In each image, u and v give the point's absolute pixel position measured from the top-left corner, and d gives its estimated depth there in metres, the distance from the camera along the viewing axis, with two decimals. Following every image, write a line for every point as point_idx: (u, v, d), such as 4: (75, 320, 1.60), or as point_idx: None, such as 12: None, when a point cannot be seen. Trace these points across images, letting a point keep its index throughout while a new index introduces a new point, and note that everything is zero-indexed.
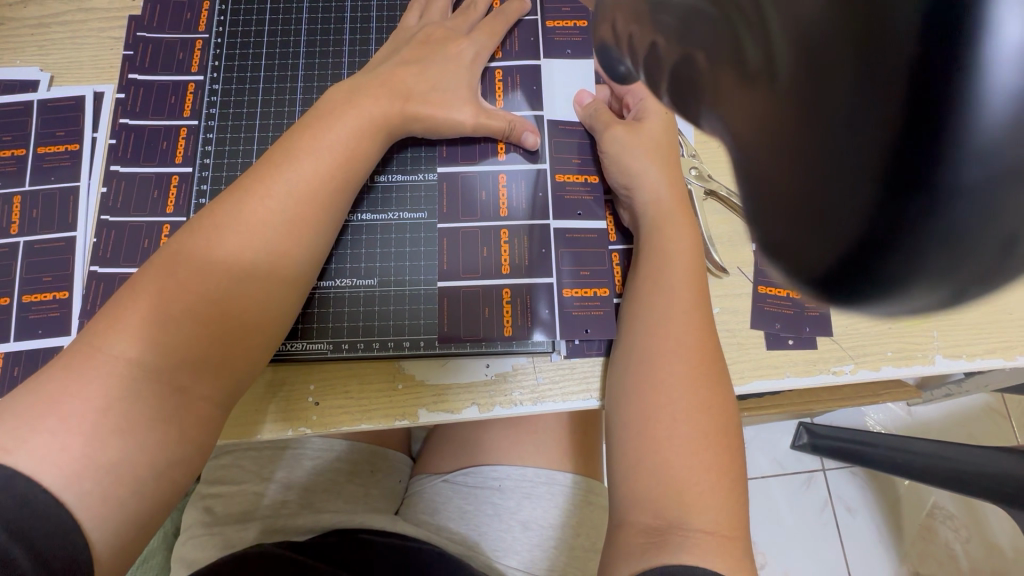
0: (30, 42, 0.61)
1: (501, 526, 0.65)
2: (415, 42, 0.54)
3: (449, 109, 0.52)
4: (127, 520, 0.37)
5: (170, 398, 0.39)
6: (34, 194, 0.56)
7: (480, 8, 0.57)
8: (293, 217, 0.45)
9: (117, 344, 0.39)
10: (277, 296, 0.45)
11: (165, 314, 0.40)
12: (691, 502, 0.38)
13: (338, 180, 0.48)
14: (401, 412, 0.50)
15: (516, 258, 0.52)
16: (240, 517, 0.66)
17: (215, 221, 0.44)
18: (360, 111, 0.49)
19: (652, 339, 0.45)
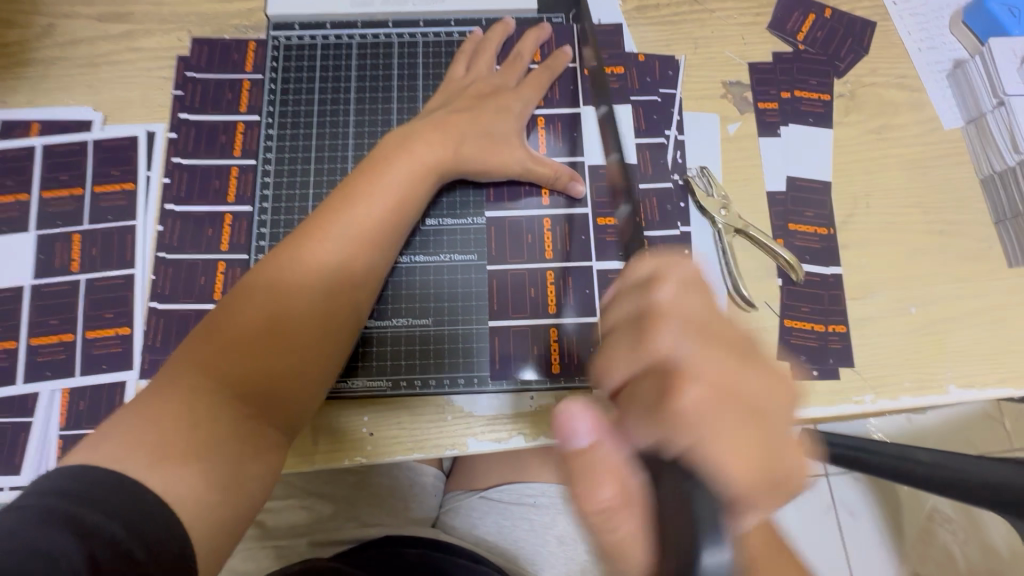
0: (82, 82, 0.63)
1: (538, 541, 0.69)
2: (467, 95, 0.58)
3: (505, 158, 0.56)
4: (219, 540, 0.39)
5: (253, 426, 0.42)
6: (92, 233, 0.59)
7: (522, 59, 0.61)
8: (352, 256, 0.48)
9: (201, 377, 0.42)
10: (336, 333, 0.47)
11: (237, 349, 0.43)
12: None
13: (393, 222, 0.51)
14: (451, 443, 0.53)
15: (562, 297, 0.55)
16: (289, 532, 0.70)
17: (277, 263, 0.47)
18: (414, 155, 0.52)
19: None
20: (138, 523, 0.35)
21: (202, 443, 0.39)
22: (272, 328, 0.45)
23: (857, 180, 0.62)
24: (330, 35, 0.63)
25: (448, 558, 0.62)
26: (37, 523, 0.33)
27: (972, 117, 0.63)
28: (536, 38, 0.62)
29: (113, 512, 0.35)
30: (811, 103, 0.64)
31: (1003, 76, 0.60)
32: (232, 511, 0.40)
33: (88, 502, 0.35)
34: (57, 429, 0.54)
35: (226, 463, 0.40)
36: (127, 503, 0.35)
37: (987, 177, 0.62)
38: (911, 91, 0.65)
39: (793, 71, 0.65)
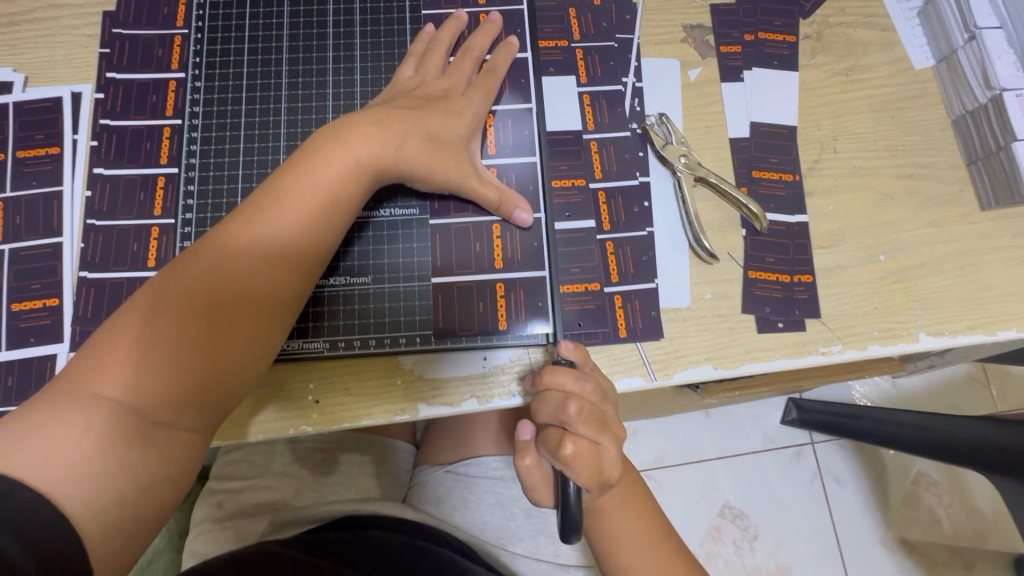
0: (1, 41, 0.59)
1: (504, 514, 0.68)
2: (414, 97, 0.52)
3: (448, 168, 0.51)
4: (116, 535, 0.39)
5: (153, 431, 0.40)
6: (16, 200, 0.55)
7: (472, 59, 0.56)
8: (281, 258, 0.45)
9: (103, 384, 0.39)
10: (264, 343, 0.45)
11: (150, 359, 0.40)
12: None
13: (328, 223, 0.47)
14: (400, 408, 0.51)
15: (509, 252, 0.53)
16: (251, 510, 0.68)
17: (200, 258, 0.44)
18: (352, 152, 0.47)
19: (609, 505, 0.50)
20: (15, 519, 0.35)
21: (94, 444, 0.38)
22: (215, 323, 0.43)
23: (823, 123, 0.60)
24: None
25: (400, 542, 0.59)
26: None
27: (942, 55, 0.60)
28: (486, 34, 0.57)
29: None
30: (776, 45, 0.61)
31: (974, 6, 0.57)
32: (130, 509, 0.39)
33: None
34: None
35: (119, 464, 0.39)
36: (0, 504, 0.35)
37: (959, 118, 0.59)
38: (880, 29, 0.62)
39: (756, 12, 0.62)
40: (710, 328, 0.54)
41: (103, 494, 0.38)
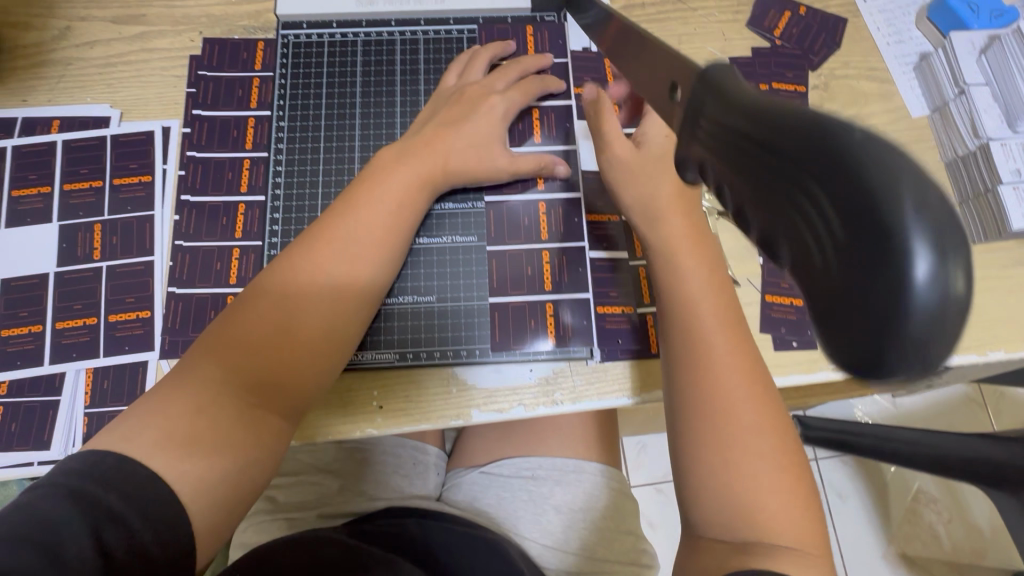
0: (100, 81, 0.67)
1: (535, 510, 0.73)
2: (454, 101, 0.60)
3: (492, 171, 0.59)
4: (215, 517, 0.43)
5: (252, 416, 0.46)
6: (113, 223, 0.62)
7: (518, 69, 0.63)
8: (345, 266, 0.51)
9: (208, 372, 0.45)
10: (334, 337, 0.50)
11: (242, 354, 0.46)
12: (754, 460, 0.44)
13: (389, 229, 0.54)
14: (457, 413, 0.57)
15: (557, 276, 0.60)
16: (302, 505, 0.74)
17: (282, 269, 0.50)
18: (407, 171, 0.55)
19: (706, 358, 0.47)
20: (135, 495, 0.40)
21: (204, 426, 0.43)
22: (293, 320, 0.48)
23: None
24: (336, 34, 0.67)
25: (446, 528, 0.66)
26: (50, 511, 0.38)
27: (936, 106, 0.68)
28: (537, 60, 0.65)
29: (114, 487, 0.39)
30: (788, 95, 0.69)
31: (963, 66, 0.65)
32: (228, 493, 0.43)
33: (94, 480, 0.39)
34: (82, 406, 0.57)
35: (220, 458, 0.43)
36: (125, 482, 0.40)
37: (950, 161, 0.67)
38: (879, 82, 0.70)
39: (770, 65, 0.70)
40: None
41: (207, 478, 0.42)
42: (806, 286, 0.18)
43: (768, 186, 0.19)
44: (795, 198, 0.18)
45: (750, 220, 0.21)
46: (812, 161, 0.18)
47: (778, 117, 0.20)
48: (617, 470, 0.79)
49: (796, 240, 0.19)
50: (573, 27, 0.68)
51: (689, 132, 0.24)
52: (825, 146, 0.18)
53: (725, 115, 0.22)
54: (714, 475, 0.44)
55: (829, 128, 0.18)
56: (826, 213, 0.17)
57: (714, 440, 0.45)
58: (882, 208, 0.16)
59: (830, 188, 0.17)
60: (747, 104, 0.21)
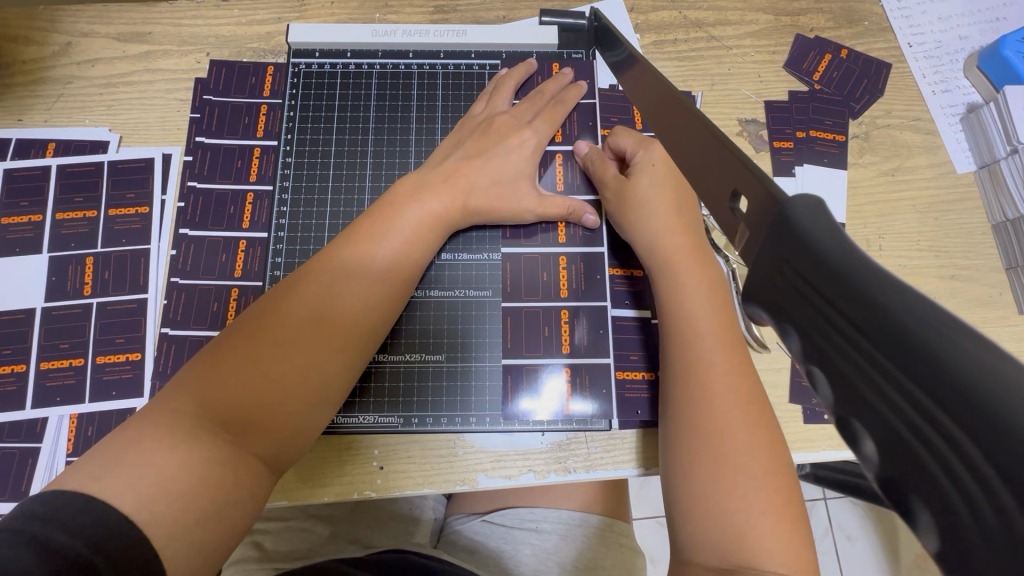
0: (99, 102, 0.63)
1: (539, 566, 0.68)
2: (479, 133, 0.57)
3: (511, 205, 0.55)
4: (194, 567, 0.39)
5: (226, 450, 0.42)
6: (106, 256, 0.58)
7: (543, 98, 0.60)
8: (339, 295, 0.47)
9: (181, 401, 0.43)
10: (322, 367, 0.46)
11: (219, 378, 0.43)
12: (753, 491, 0.39)
13: (390, 253, 0.50)
14: (462, 478, 0.53)
15: (577, 338, 0.56)
16: (288, 555, 0.68)
17: (276, 297, 0.47)
18: (423, 206, 0.52)
19: (708, 369, 0.44)
20: (106, 546, 0.35)
21: (186, 468, 0.40)
22: (277, 345, 0.45)
23: (870, 221, 0.63)
24: (349, 64, 0.63)
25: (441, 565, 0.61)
26: None
27: (984, 162, 0.64)
28: (559, 81, 0.61)
29: (81, 532, 0.35)
30: (826, 143, 0.65)
31: (1018, 125, 0.60)
32: (211, 536, 0.40)
33: (60, 526, 0.35)
34: (64, 455, 0.53)
35: (196, 521, 0.39)
36: (95, 526, 0.36)
37: (999, 224, 0.62)
38: (924, 133, 0.66)
39: (808, 111, 0.66)
40: None
41: (187, 522, 0.39)
42: (961, 566, 0.15)
43: (903, 420, 0.16)
44: (946, 450, 0.15)
45: (864, 444, 0.18)
46: (965, 410, 0.15)
47: (887, 309, 0.17)
48: (627, 526, 0.75)
49: (921, 448, 0.16)
50: (602, 65, 0.64)
51: (771, 294, 0.21)
52: (980, 400, 0.15)
53: (829, 299, 0.18)
54: (701, 491, 0.40)
55: (986, 370, 0.15)
56: (998, 491, 0.14)
57: (705, 454, 0.41)
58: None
59: (1001, 457, 0.14)
60: (851, 290, 0.18)
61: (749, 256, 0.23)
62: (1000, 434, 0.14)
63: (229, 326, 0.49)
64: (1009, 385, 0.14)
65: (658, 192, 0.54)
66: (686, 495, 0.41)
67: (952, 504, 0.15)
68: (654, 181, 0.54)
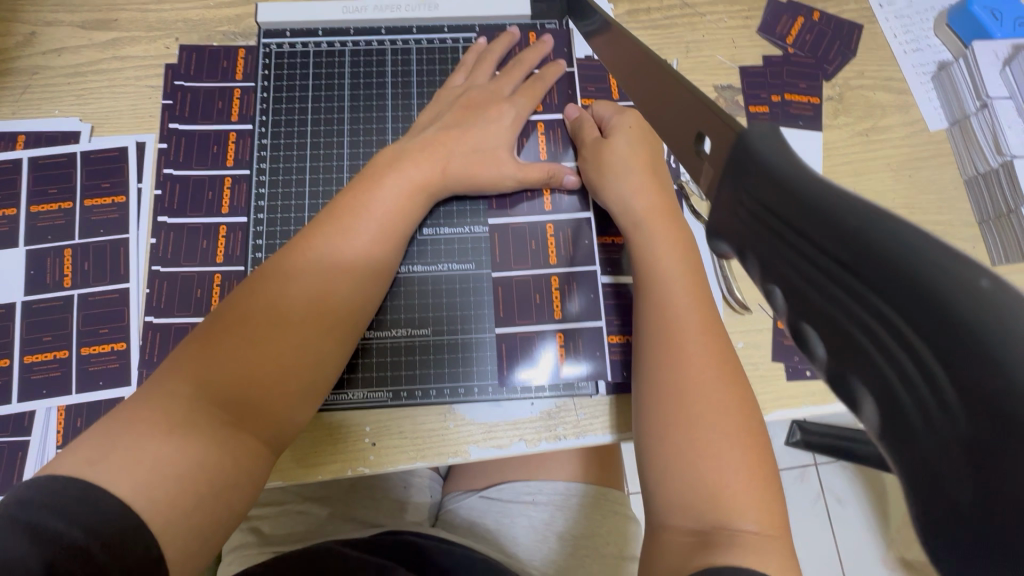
0: (67, 92, 0.62)
1: (536, 537, 0.69)
2: (458, 106, 0.57)
3: (491, 176, 0.55)
4: (191, 543, 0.39)
5: (216, 428, 0.42)
6: (85, 247, 0.58)
7: (521, 69, 0.60)
8: (322, 273, 0.47)
9: (170, 383, 0.42)
10: (310, 344, 0.46)
11: (208, 361, 0.43)
12: (722, 454, 0.40)
13: (374, 228, 0.50)
14: (454, 450, 0.54)
15: (567, 303, 0.56)
16: (287, 537, 0.69)
17: (263, 279, 0.47)
18: (403, 176, 0.52)
19: (683, 338, 0.44)
20: (103, 532, 0.36)
21: (180, 453, 0.40)
22: (264, 325, 0.45)
23: (845, 182, 0.64)
24: (321, 43, 0.63)
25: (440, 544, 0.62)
26: None
27: (955, 119, 0.65)
28: (537, 51, 0.61)
29: (77, 520, 0.35)
30: (801, 106, 0.65)
31: (986, 79, 0.61)
32: (205, 511, 0.40)
33: (55, 514, 0.35)
34: (54, 446, 0.53)
35: (189, 497, 0.39)
36: (88, 505, 0.36)
37: (971, 178, 0.63)
38: (896, 92, 0.67)
39: (783, 75, 0.66)
40: None
41: (184, 506, 0.39)
42: (922, 478, 0.16)
43: (860, 334, 0.17)
44: (913, 370, 0.16)
45: (837, 365, 0.18)
46: (929, 327, 0.15)
47: (858, 232, 0.17)
48: (623, 493, 0.76)
49: (894, 369, 0.16)
50: (577, 35, 0.64)
51: (744, 234, 0.22)
52: (945, 316, 0.15)
53: (804, 230, 0.19)
54: (676, 452, 0.41)
55: (951, 283, 0.15)
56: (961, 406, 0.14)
57: (679, 418, 0.42)
58: (1002, 387, 0.13)
59: (962, 375, 0.14)
60: (826, 216, 0.18)
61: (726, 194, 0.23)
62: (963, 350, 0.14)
63: (212, 312, 0.48)
64: (972, 295, 0.14)
65: (634, 160, 0.53)
66: (658, 460, 0.41)
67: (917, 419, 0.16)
68: (631, 150, 0.54)
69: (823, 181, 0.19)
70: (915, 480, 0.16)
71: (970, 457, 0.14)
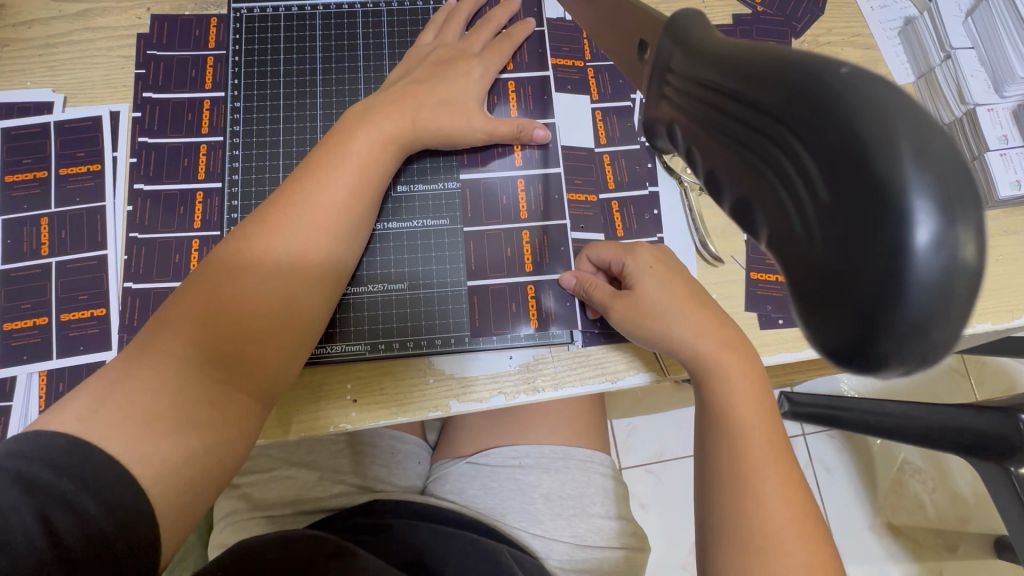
0: (38, 63, 0.62)
1: (524, 500, 0.71)
2: (428, 62, 0.57)
3: (462, 130, 0.56)
4: (176, 490, 0.40)
5: (194, 380, 0.42)
6: (61, 216, 0.58)
7: (491, 27, 0.61)
8: (308, 222, 0.48)
9: (150, 337, 0.43)
10: (300, 297, 0.47)
11: (196, 313, 0.44)
12: (785, 540, 0.39)
13: (357, 185, 0.51)
14: (434, 405, 0.54)
15: (537, 255, 0.57)
16: (279, 503, 0.70)
17: (247, 232, 0.47)
18: (374, 128, 0.52)
19: (739, 420, 0.43)
20: (90, 477, 0.36)
21: (164, 404, 0.40)
22: (256, 277, 0.46)
23: None
24: (292, 6, 0.63)
25: (428, 528, 0.63)
26: None
27: (922, 72, 0.66)
28: (507, 9, 0.62)
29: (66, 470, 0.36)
30: None
31: (949, 30, 0.63)
32: (189, 460, 0.40)
33: (43, 464, 0.36)
34: (37, 410, 0.53)
35: (173, 445, 0.40)
36: (71, 450, 0.37)
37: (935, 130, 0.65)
38: (864, 48, 0.68)
39: (752, 33, 0.67)
40: None
41: (173, 458, 0.39)
42: (802, 302, 0.18)
43: (762, 157, 0.19)
44: (805, 205, 0.17)
45: (753, 213, 0.20)
46: (834, 165, 0.16)
47: (784, 83, 0.18)
48: (606, 454, 0.77)
49: (787, 212, 0.18)
50: None
51: (683, 102, 0.23)
52: (849, 151, 0.16)
53: (733, 87, 0.20)
54: (738, 532, 0.40)
55: (861, 124, 0.16)
56: (836, 231, 0.16)
57: (738, 500, 0.41)
58: (879, 175, 0.15)
59: (844, 202, 0.16)
60: (754, 74, 0.19)
61: (670, 67, 0.24)
62: (848, 183, 0.16)
63: (192, 271, 0.49)
64: (872, 134, 0.16)
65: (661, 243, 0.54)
66: (719, 545, 0.41)
67: (800, 248, 0.17)
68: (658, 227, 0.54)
69: (749, 44, 0.21)
70: (797, 309, 0.18)
71: (835, 280, 0.16)
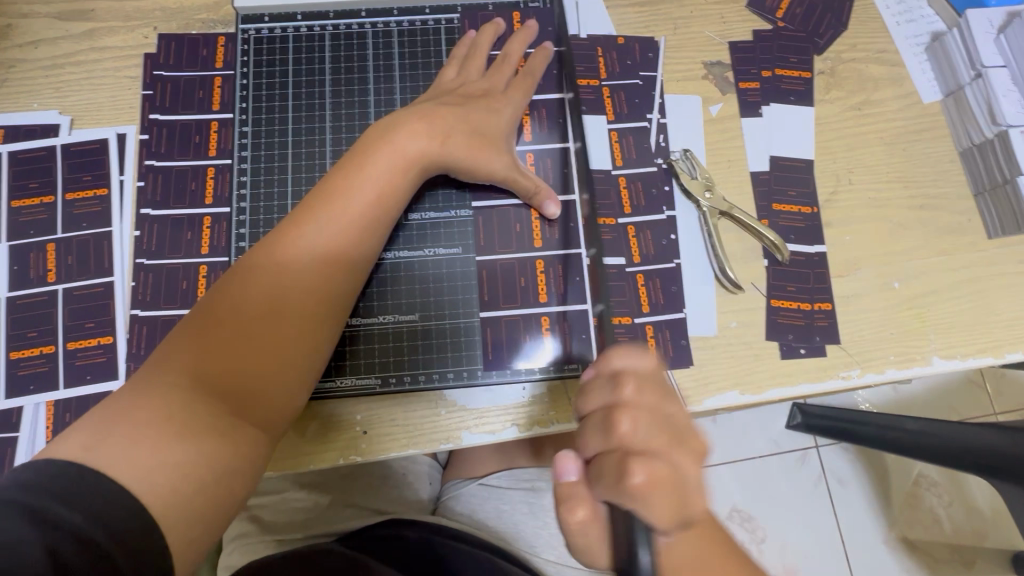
0: (44, 85, 0.61)
1: (537, 524, 0.69)
2: (456, 95, 0.56)
3: (486, 161, 0.54)
4: (189, 526, 0.38)
5: (200, 416, 0.41)
6: (68, 241, 0.57)
7: (511, 63, 0.58)
8: (322, 255, 0.47)
9: (159, 368, 0.42)
10: (312, 330, 0.46)
11: (205, 346, 0.43)
12: None
13: (374, 213, 0.49)
14: (445, 437, 0.53)
15: (552, 287, 0.56)
16: (288, 526, 0.70)
17: (262, 260, 0.46)
18: (394, 150, 0.50)
19: None
20: (103, 514, 0.35)
21: (176, 437, 0.39)
22: (266, 311, 0.44)
23: (839, 157, 0.63)
24: (301, 27, 0.62)
25: (448, 544, 0.62)
26: None
27: (950, 90, 0.63)
28: (523, 41, 0.60)
29: (79, 505, 0.34)
30: (792, 81, 0.64)
31: (981, 48, 0.60)
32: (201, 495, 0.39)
33: (54, 498, 0.34)
34: (44, 441, 0.53)
35: (185, 479, 0.38)
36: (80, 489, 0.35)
37: (966, 149, 0.62)
38: (889, 65, 0.65)
39: (773, 50, 0.65)
40: (739, 356, 0.57)
41: (187, 494, 0.38)
42: None
43: None
44: None
45: None
46: None
47: None
48: None
49: None
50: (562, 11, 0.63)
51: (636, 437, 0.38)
52: None
53: None
54: None
55: None
56: None
57: None
58: None
59: None
60: None
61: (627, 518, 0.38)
62: None
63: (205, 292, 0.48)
64: None
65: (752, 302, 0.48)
66: None
67: None
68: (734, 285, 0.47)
69: None
70: None
71: None
